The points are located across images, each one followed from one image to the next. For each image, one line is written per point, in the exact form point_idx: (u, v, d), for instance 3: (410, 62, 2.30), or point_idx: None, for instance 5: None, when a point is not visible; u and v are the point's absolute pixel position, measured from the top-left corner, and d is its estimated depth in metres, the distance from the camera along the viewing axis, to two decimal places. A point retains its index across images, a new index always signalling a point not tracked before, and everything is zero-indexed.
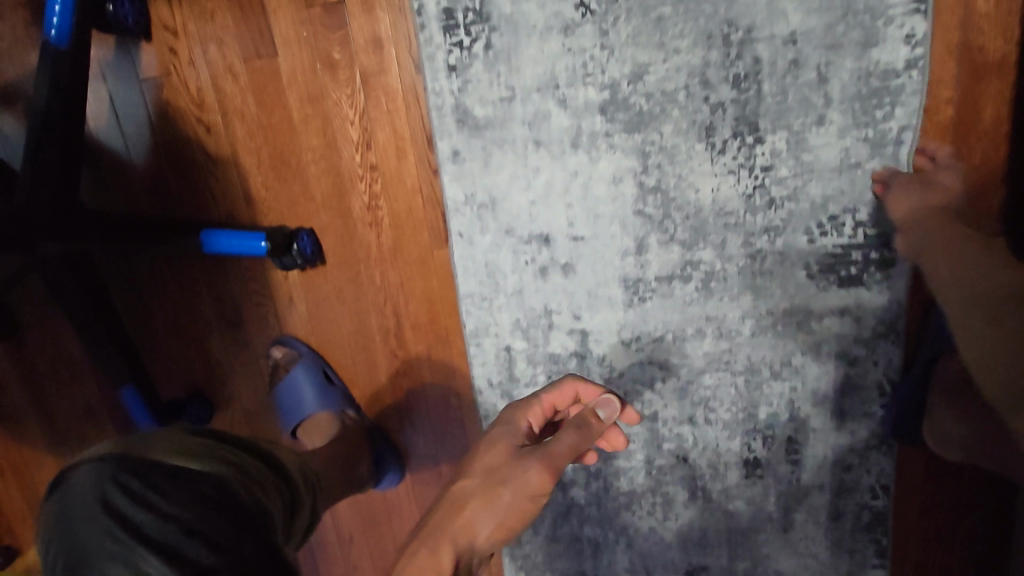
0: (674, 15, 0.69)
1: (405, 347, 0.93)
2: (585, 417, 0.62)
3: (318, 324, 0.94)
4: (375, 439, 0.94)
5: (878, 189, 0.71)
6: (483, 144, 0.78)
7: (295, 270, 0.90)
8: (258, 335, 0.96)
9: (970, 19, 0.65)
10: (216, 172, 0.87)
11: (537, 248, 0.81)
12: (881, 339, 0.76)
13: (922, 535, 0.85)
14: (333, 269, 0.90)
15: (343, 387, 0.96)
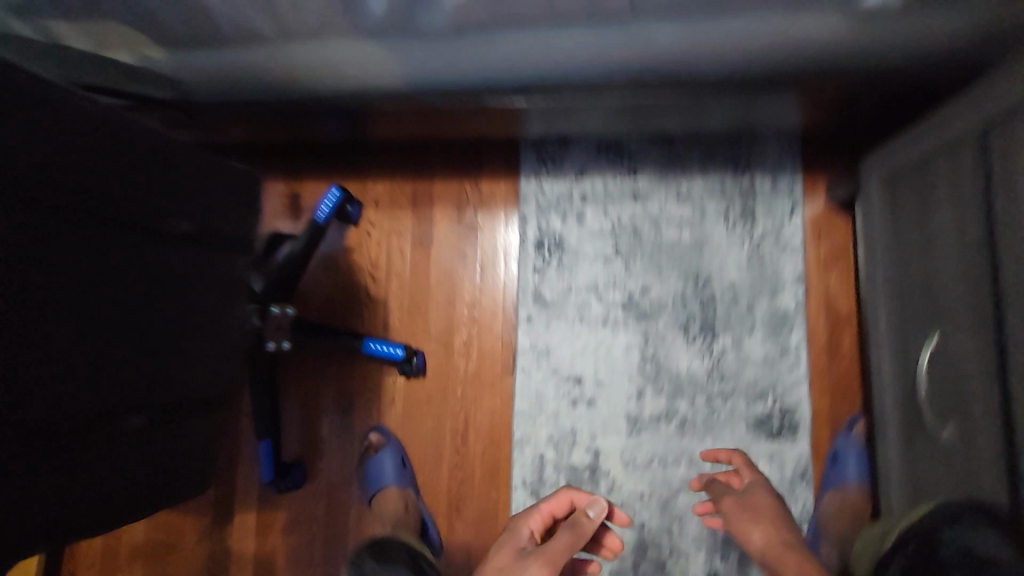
0: (669, 261, 1.21)
1: (466, 447, 1.27)
2: (578, 520, 0.96)
3: (405, 423, 1.31)
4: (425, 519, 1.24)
5: (786, 378, 1.16)
6: (547, 315, 1.26)
7: (403, 379, 1.31)
8: (361, 422, 1.33)
9: (833, 291, 1.17)
10: (371, 307, 1.34)
11: (572, 386, 1.23)
12: (797, 480, 1.13)
13: None
14: (429, 382, 1.31)
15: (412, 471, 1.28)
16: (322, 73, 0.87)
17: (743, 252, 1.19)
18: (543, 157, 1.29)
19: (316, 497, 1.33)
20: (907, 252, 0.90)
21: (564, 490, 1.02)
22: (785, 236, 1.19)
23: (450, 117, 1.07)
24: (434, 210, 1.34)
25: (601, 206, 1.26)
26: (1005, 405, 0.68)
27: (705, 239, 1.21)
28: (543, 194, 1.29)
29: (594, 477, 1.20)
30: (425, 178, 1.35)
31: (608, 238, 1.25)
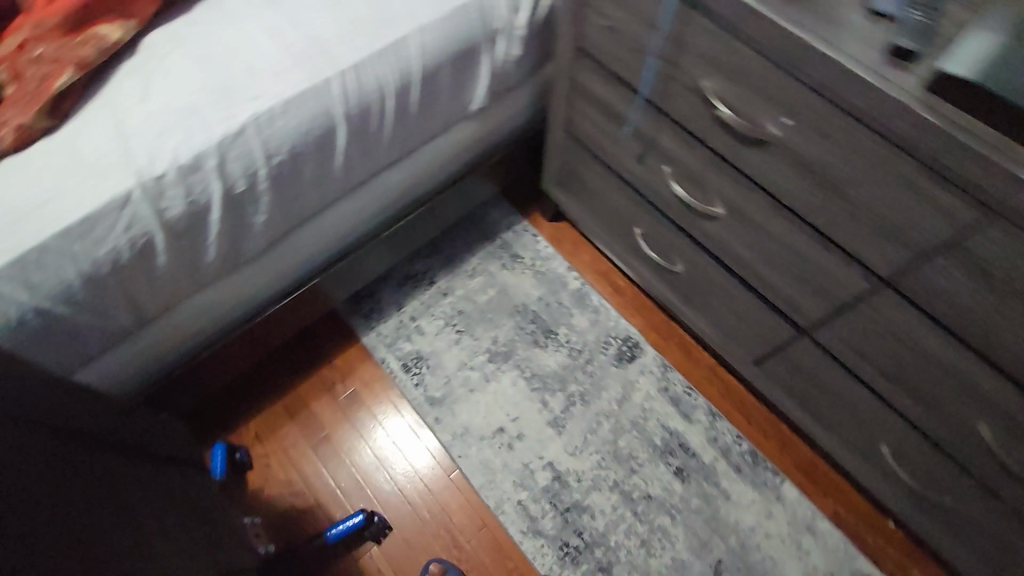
0: (494, 313, 1.61)
1: (463, 550, 1.31)
2: None
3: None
4: None
5: (610, 323, 1.60)
6: (447, 405, 1.48)
7: (376, 545, 1.31)
8: None
9: (589, 261, 1.71)
10: (308, 519, 1.34)
11: (500, 436, 1.44)
12: (667, 371, 1.54)
13: (777, 445, 1.43)
14: (397, 528, 1.34)
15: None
16: (186, 328, 1.06)
17: (529, 277, 1.67)
18: (366, 313, 1.60)
19: None
20: (593, 208, 1.48)
21: None
22: (542, 253, 1.71)
23: (292, 318, 1.30)
24: (311, 405, 1.47)
25: (427, 313, 1.61)
26: (677, 226, 1.22)
27: (502, 286, 1.65)
28: (383, 334, 1.58)
29: (565, 483, 1.38)
30: (284, 388, 1.49)
31: (447, 329, 1.59)
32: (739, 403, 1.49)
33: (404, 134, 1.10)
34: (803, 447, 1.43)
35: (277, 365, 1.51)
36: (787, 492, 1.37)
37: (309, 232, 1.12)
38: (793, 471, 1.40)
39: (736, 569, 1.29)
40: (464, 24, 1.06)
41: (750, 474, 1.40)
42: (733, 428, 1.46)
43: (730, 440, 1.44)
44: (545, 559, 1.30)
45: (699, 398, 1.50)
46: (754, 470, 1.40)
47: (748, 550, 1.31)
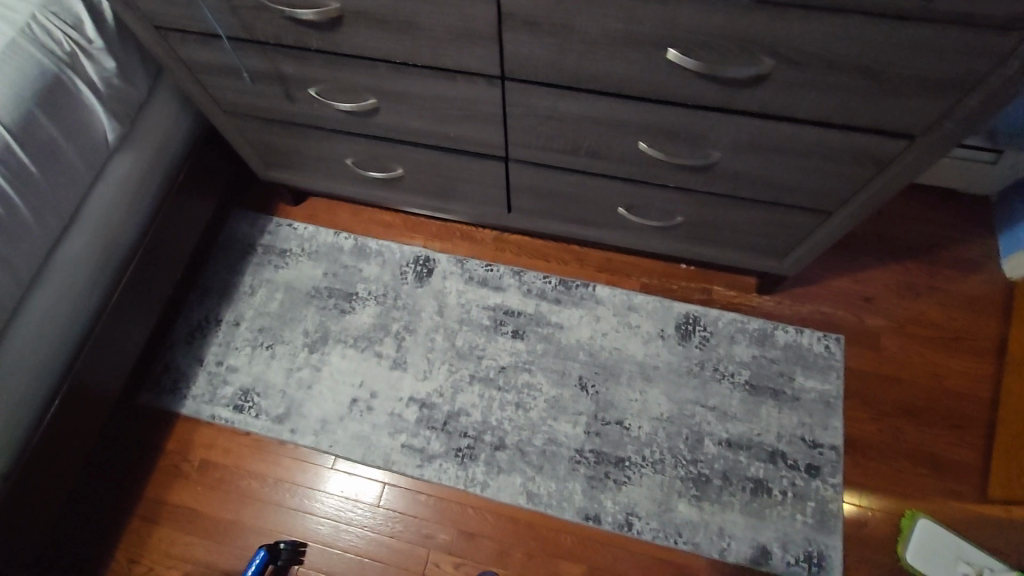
0: (291, 309, 1.60)
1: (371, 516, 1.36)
2: None
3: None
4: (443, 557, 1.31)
5: (396, 254, 1.65)
6: (295, 413, 1.47)
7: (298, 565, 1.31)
8: None
9: (348, 216, 1.73)
10: None
11: (356, 405, 1.47)
12: (464, 262, 1.62)
13: (574, 265, 1.60)
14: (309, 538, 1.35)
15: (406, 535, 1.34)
16: None
17: (304, 261, 1.66)
18: (169, 387, 1.52)
19: None
20: (307, 166, 1.48)
21: None
22: (303, 235, 1.70)
23: (85, 424, 1.21)
24: (167, 498, 1.40)
25: (229, 350, 1.56)
26: (366, 136, 1.27)
27: (284, 283, 1.63)
28: (197, 394, 1.51)
29: (431, 405, 1.46)
30: (132, 502, 1.40)
31: (257, 350, 1.55)
32: (531, 251, 1.63)
33: (42, 194, 1.07)
34: (594, 252, 1.61)
35: (106, 488, 1.41)
36: (600, 293, 1.55)
37: (23, 333, 1.06)
38: (595, 276, 1.59)
39: (595, 374, 1.46)
40: (23, 63, 1.04)
41: (568, 298, 1.55)
42: (538, 273, 1.59)
43: (540, 284, 1.58)
44: (450, 473, 1.38)
45: (501, 266, 1.61)
46: (570, 294, 1.56)
47: (597, 354, 1.49)
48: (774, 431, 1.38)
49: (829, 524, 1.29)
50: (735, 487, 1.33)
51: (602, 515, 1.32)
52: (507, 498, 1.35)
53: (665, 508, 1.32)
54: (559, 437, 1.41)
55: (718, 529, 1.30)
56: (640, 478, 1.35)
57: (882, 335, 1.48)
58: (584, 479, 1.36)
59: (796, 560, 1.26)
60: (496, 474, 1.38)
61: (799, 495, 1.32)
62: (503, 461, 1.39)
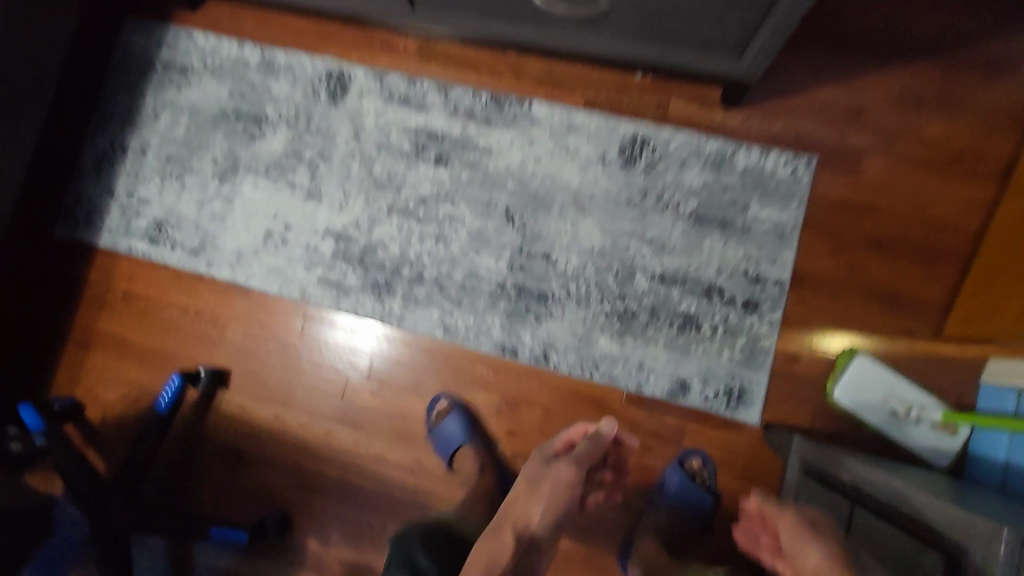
0: (197, 136, 1.44)
1: (291, 346, 1.37)
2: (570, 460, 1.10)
3: (268, 405, 1.35)
4: (360, 383, 1.33)
5: (306, 67, 1.41)
6: (211, 246, 1.41)
7: (222, 390, 1.36)
8: (254, 441, 1.34)
9: (250, 21, 1.46)
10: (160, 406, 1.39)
11: (270, 238, 1.39)
12: (382, 77, 1.39)
13: (510, 77, 1.35)
14: (234, 364, 1.38)
15: (325, 363, 1.35)
16: None
17: (205, 79, 1.45)
18: (82, 219, 1.45)
19: (309, 504, 1.32)
20: None
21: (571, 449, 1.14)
22: (202, 46, 1.46)
23: None
24: (99, 326, 1.43)
25: (139, 180, 1.45)
26: None
27: (188, 105, 1.45)
28: (112, 225, 1.45)
29: (347, 238, 1.37)
30: (68, 329, 1.44)
31: (166, 180, 1.44)
32: (461, 61, 1.37)
33: None
34: (533, 60, 1.35)
35: (40, 317, 1.44)
36: (536, 110, 1.33)
37: None
38: (533, 88, 1.34)
39: (522, 205, 1.31)
40: None
41: (498, 118, 1.34)
42: (467, 88, 1.36)
43: (468, 101, 1.35)
44: (366, 307, 1.35)
45: (424, 81, 1.37)
46: (501, 113, 1.34)
47: (528, 182, 1.32)
48: (714, 265, 1.24)
49: (755, 360, 1.22)
50: (660, 323, 1.25)
51: (519, 349, 1.29)
52: (424, 331, 1.33)
53: (584, 343, 1.27)
54: (480, 271, 1.32)
55: (637, 364, 1.25)
56: (561, 314, 1.28)
57: (864, 156, 1.25)
58: (503, 313, 1.30)
59: (714, 394, 1.22)
60: (413, 307, 1.33)
61: (729, 332, 1.23)
62: (420, 294, 1.33)
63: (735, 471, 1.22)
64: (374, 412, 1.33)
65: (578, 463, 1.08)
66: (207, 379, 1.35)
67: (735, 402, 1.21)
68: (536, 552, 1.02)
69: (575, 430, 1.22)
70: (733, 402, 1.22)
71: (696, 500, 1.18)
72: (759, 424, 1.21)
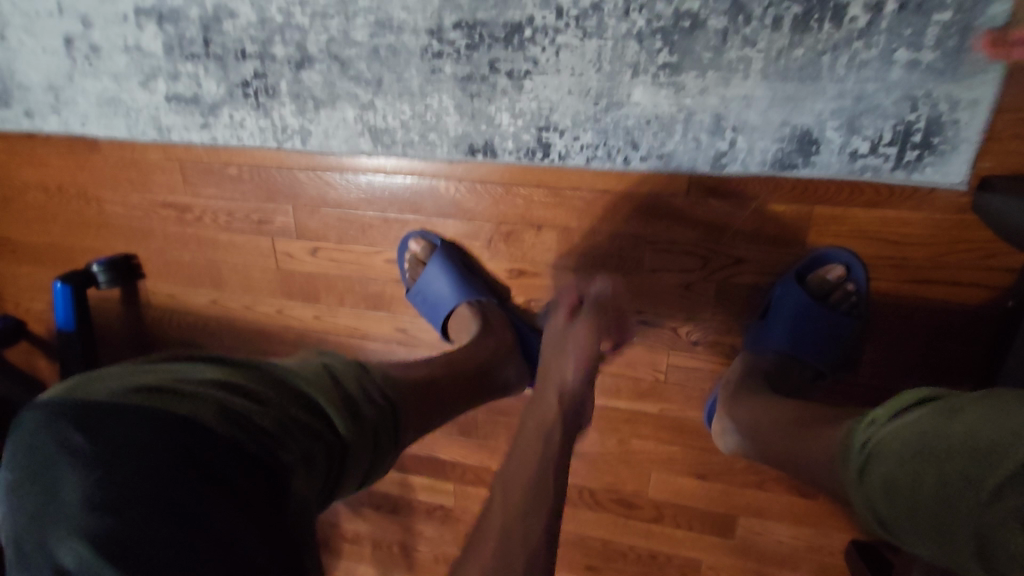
0: None
1: (187, 207, 0.94)
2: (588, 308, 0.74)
3: (199, 290, 1.00)
4: (291, 241, 0.91)
5: None
6: (10, 86, 0.90)
7: (141, 279, 1.02)
8: (205, 334, 1.03)
9: None
10: None
11: (77, 48, 0.85)
12: None
13: None
14: (137, 246, 1.00)
15: (236, 222, 0.92)
16: None
17: None
18: None
19: None
20: None
21: (567, 300, 0.75)
22: None
23: None
24: None
25: None
26: None
27: None
28: None
29: (174, 14, 0.79)
30: None
31: None
32: None
33: None
34: None
35: None
36: None
37: None
38: None
39: None
40: None
41: None
42: None
43: None
44: (249, 127, 0.83)
45: None
46: None
47: None
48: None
49: (970, 56, 0.59)
50: (753, 27, 0.62)
51: (497, 143, 0.74)
52: (344, 147, 0.80)
53: (606, 105, 0.69)
54: (394, 13, 0.71)
55: (710, 121, 0.66)
56: (556, 58, 0.68)
57: None
58: (454, 83, 0.73)
59: (872, 147, 0.64)
60: (315, 108, 0.79)
61: (908, 9, 0.58)
62: (317, 81, 0.77)
63: (906, 276, 0.70)
64: (323, 278, 0.92)
65: (593, 310, 0.73)
66: (110, 275, 0.98)
67: (921, 153, 0.63)
68: (585, 409, 0.67)
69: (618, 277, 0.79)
70: (915, 153, 0.63)
71: (821, 327, 0.72)
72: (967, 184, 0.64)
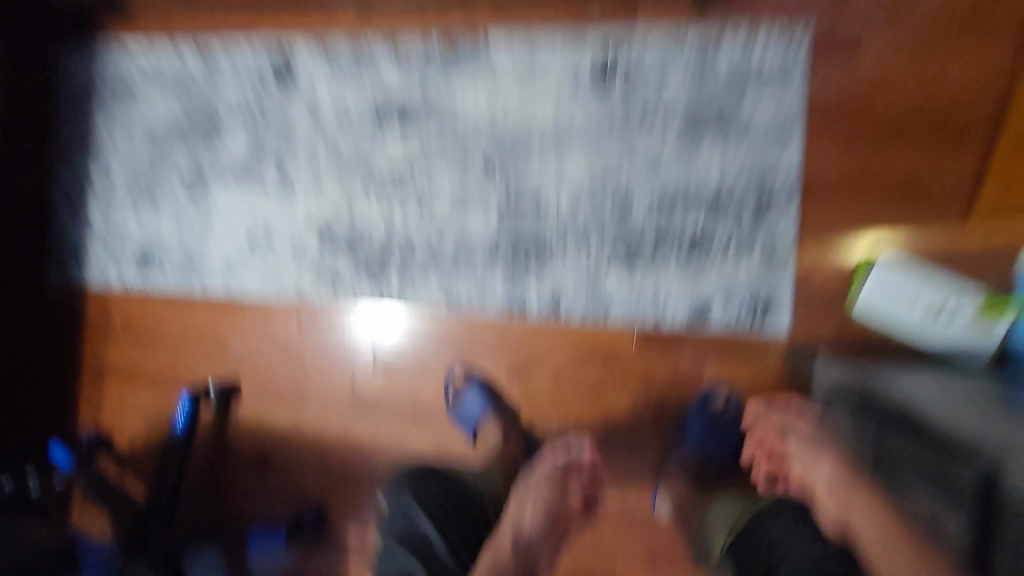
0: (158, 153, 1.38)
1: (293, 345, 1.35)
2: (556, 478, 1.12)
3: (284, 407, 1.36)
4: (366, 371, 1.32)
5: (249, 58, 1.31)
6: (198, 262, 1.38)
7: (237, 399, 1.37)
8: (279, 444, 1.36)
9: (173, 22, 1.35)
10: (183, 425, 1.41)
11: (257, 240, 1.35)
12: (329, 50, 1.28)
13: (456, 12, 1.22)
14: (243, 372, 1.38)
15: (328, 357, 1.34)
16: None
17: (150, 91, 1.37)
18: (69, 261, 1.44)
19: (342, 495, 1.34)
20: None
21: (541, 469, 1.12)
22: (141, 60, 1.38)
23: None
24: (110, 359, 1.44)
25: (115, 212, 1.42)
26: None
27: (143, 122, 1.39)
28: (103, 261, 1.43)
29: (329, 226, 1.31)
30: (79, 365, 1.45)
31: (139, 204, 1.40)
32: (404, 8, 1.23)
33: None
34: None
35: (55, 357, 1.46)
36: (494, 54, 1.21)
37: None
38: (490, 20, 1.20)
39: (500, 150, 1.22)
40: None
41: (457, 64, 1.23)
42: (415, 36, 1.24)
43: (419, 51, 1.24)
44: (364, 292, 1.31)
45: (374, 41, 1.26)
46: (458, 56, 1.23)
47: (499, 124, 1.22)
48: (714, 170, 1.15)
49: (778, 266, 1.15)
50: (668, 248, 1.17)
51: (527, 305, 1.24)
52: (427, 306, 1.28)
53: (591, 287, 1.21)
54: (470, 233, 1.25)
55: (650, 296, 1.19)
56: (562, 260, 1.21)
57: (865, 42, 1.10)
58: (502, 272, 1.24)
59: (738, 308, 1.16)
60: (410, 283, 1.28)
61: (742, 244, 1.15)
62: (414, 267, 1.28)
63: (758, 401, 1.18)
64: (386, 398, 1.32)
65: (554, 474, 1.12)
66: None
67: (762, 314, 1.16)
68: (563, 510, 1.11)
69: (591, 401, 1.24)
70: (760, 300, 1.15)
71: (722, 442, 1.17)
72: (787, 338, 1.16)
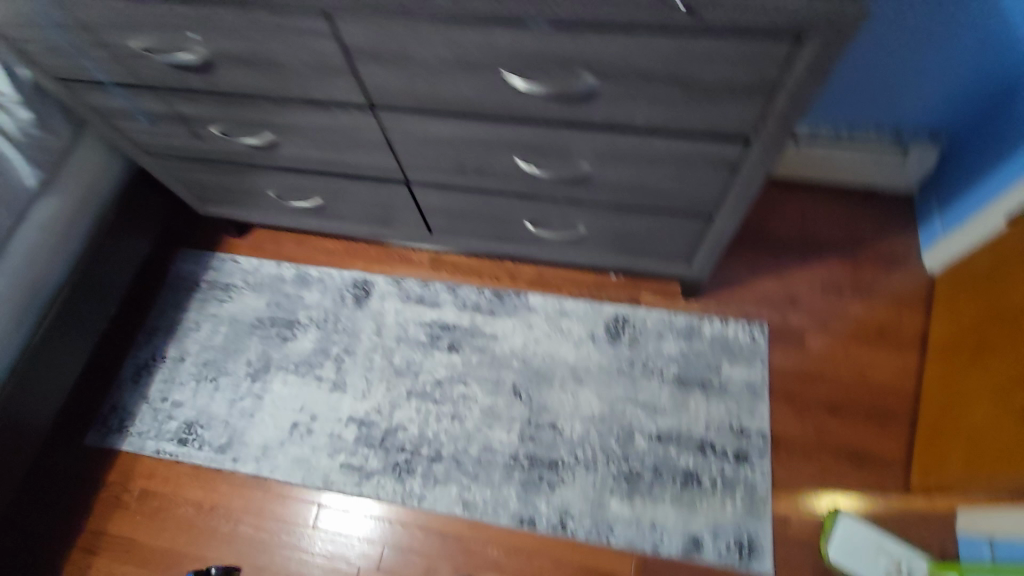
0: (234, 342, 1.62)
1: (304, 536, 1.39)
2: None
3: None
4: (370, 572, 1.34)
5: (338, 282, 1.68)
6: (238, 442, 1.50)
7: None
8: None
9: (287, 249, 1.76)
10: None
11: (299, 428, 1.50)
12: (403, 288, 1.65)
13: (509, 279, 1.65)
14: (244, 560, 1.38)
15: (336, 553, 1.37)
16: None
17: (246, 295, 1.69)
18: (114, 425, 1.55)
19: None
20: (239, 204, 1.57)
21: None
22: (247, 271, 1.72)
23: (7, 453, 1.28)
24: (111, 529, 1.43)
25: (176, 386, 1.59)
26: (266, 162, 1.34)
27: (230, 317, 1.66)
28: (146, 429, 1.54)
29: (369, 423, 1.49)
30: (75, 532, 1.44)
31: (201, 383, 1.58)
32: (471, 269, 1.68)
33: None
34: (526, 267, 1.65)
35: (54, 520, 1.45)
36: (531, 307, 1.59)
37: None
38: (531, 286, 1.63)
39: (528, 380, 1.49)
40: None
41: (502, 310, 1.59)
42: (472, 288, 1.64)
43: (474, 297, 1.62)
44: (387, 489, 1.42)
45: (440, 286, 1.65)
46: (503, 305, 1.60)
47: (530, 360, 1.52)
48: (701, 419, 1.41)
49: (759, 508, 1.32)
50: (664, 481, 1.36)
51: (537, 520, 1.35)
52: (444, 509, 1.38)
53: (595, 509, 1.35)
54: (494, 446, 1.43)
55: (648, 524, 1.33)
56: (572, 480, 1.38)
57: (808, 337, 1.49)
58: (518, 485, 1.39)
59: (727, 543, 1.30)
60: (432, 485, 1.41)
61: (727, 485, 1.35)
62: (438, 471, 1.42)
63: None
64: None
65: None
66: None
67: (749, 552, 1.28)
68: None
69: None
70: (746, 539, 1.30)
71: None
72: None
